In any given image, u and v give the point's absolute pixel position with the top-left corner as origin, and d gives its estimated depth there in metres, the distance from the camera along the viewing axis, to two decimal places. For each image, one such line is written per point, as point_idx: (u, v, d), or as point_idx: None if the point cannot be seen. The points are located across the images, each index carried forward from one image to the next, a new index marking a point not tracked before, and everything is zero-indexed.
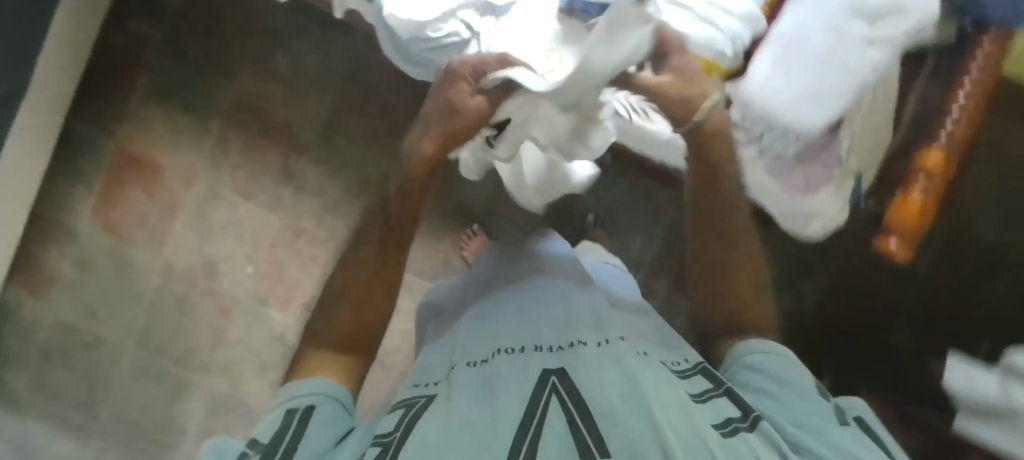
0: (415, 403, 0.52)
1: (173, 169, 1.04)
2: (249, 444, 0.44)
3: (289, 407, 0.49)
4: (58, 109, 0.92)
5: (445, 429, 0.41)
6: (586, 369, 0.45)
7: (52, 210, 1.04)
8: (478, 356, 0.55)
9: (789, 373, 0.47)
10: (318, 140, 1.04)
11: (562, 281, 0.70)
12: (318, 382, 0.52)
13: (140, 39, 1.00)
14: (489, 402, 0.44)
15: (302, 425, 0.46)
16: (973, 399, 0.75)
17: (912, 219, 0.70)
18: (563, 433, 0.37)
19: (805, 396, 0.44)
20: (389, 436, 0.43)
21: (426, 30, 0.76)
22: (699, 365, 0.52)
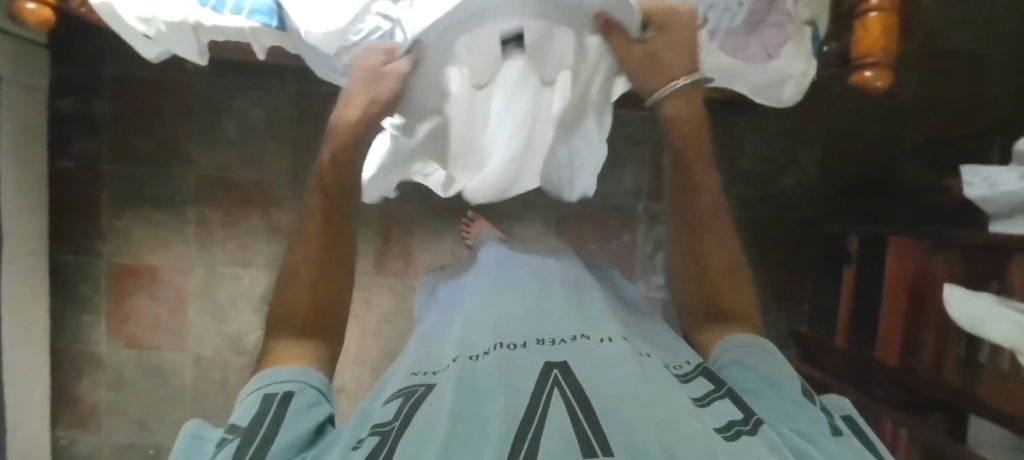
0: (417, 390, 0.41)
1: (167, 266, 0.97)
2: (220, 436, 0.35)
3: (266, 390, 0.38)
4: (32, 237, 0.89)
5: (431, 426, 0.33)
6: (590, 371, 0.39)
7: (66, 344, 0.98)
8: (477, 345, 0.45)
9: (779, 375, 0.44)
10: (291, 186, 0.96)
11: (560, 274, 0.61)
12: (301, 367, 0.41)
13: (88, 157, 0.95)
14: (479, 395, 0.36)
15: (276, 417, 0.36)
16: (1000, 199, 0.64)
17: (879, 44, 0.59)
18: (569, 435, 0.30)
19: (789, 398, 0.40)
20: (389, 425, 0.36)
21: (345, 33, 0.62)
22: (699, 368, 0.46)
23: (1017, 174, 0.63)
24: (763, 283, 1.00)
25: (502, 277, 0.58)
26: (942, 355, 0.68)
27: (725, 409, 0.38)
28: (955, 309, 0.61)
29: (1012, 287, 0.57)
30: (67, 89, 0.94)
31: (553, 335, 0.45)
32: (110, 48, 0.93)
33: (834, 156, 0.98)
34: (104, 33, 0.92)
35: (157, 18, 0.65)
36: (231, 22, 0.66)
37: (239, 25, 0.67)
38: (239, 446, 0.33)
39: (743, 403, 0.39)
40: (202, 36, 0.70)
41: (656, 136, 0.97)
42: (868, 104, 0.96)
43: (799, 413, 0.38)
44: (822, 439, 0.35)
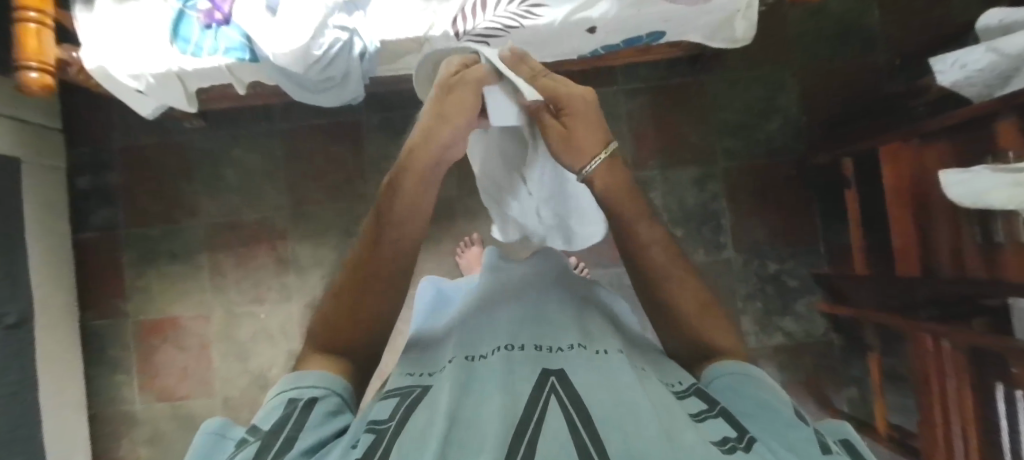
0: (414, 391, 0.38)
1: (188, 315, 1.01)
2: (240, 437, 0.32)
3: (291, 395, 0.36)
4: (62, 304, 0.95)
5: (424, 433, 0.29)
6: (591, 376, 0.35)
7: (101, 407, 1.01)
8: (479, 347, 0.42)
9: (768, 395, 0.36)
10: (291, 219, 1.01)
11: (554, 292, 0.51)
12: (328, 374, 0.38)
13: (108, 224, 1.03)
14: (476, 399, 0.33)
15: (299, 421, 0.33)
16: (971, 80, 0.62)
17: None
18: (566, 440, 0.27)
19: (781, 418, 0.33)
20: (386, 424, 0.33)
21: (308, 49, 0.66)
22: (695, 384, 0.40)
23: (983, 48, 0.60)
24: (770, 230, 0.97)
25: (501, 282, 0.54)
26: (962, 250, 0.64)
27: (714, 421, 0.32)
28: (952, 190, 0.57)
29: (1003, 152, 0.56)
30: (84, 166, 1.02)
31: (550, 343, 0.41)
32: (120, 123, 1.03)
33: (811, 91, 0.97)
34: (113, 110, 1.02)
35: (144, 72, 0.71)
36: (209, 62, 0.71)
37: (217, 64, 0.72)
38: (257, 450, 0.30)
39: (730, 418, 0.33)
40: (188, 83, 0.76)
41: (629, 107, 0.99)
42: (837, 36, 0.96)
43: (792, 431, 0.32)
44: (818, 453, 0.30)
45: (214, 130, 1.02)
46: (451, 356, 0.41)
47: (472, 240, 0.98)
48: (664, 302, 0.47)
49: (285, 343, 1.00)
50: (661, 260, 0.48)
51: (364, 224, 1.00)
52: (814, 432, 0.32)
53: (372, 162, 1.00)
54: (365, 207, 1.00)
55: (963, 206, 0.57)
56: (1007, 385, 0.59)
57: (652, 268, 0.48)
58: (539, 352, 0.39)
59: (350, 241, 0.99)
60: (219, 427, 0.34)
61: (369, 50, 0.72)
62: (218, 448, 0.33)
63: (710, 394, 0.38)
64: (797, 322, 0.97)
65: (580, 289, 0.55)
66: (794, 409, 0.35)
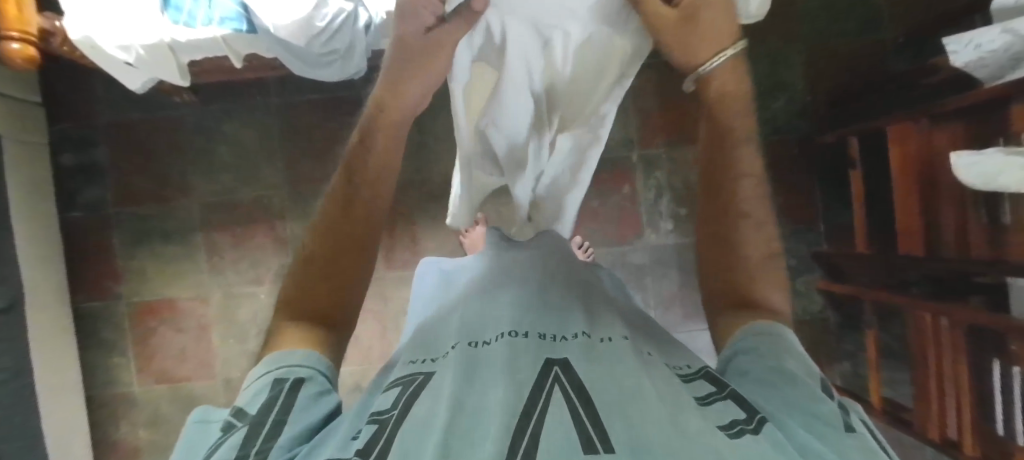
0: (416, 379, 0.34)
1: (185, 296, 0.99)
2: (224, 422, 0.31)
3: (277, 375, 0.34)
4: (52, 286, 0.92)
5: (423, 431, 0.27)
6: (598, 364, 0.32)
7: (99, 390, 0.99)
8: (483, 330, 0.38)
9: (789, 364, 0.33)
10: (291, 198, 0.98)
11: (557, 269, 0.46)
12: (313, 353, 0.36)
13: (95, 204, 0.99)
14: (479, 389, 0.30)
15: (288, 404, 0.32)
16: (980, 61, 0.61)
17: None
18: (570, 431, 0.25)
19: (802, 393, 0.31)
20: (388, 413, 0.31)
21: (311, 19, 0.63)
22: (705, 367, 0.38)
23: (997, 29, 0.58)
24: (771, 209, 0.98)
25: (502, 256, 0.50)
26: (966, 228, 0.66)
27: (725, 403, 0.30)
28: (964, 173, 0.58)
29: (1016, 136, 0.57)
30: (66, 143, 0.98)
31: (555, 327, 0.37)
32: (104, 97, 0.98)
33: (816, 70, 0.97)
34: (95, 83, 0.97)
35: (133, 43, 0.67)
36: (204, 33, 0.68)
37: (212, 36, 0.68)
38: (243, 440, 0.29)
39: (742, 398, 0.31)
40: (181, 55, 0.72)
41: (636, 84, 0.98)
42: (843, 13, 0.95)
43: (810, 408, 0.29)
44: (840, 435, 0.27)
45: (205, 104, 0.98)
46: (455, 341, 0.37)
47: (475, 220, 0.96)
48: (732, 243, 0.42)
49: None
50: (749, 191, 0.42)
51: None
52: (837, 409, 0.29)
53: None
54: None
55: (974, 187, 0.59)
56: (1006, 360, 0.61)
57: (733, 201, 0.42)
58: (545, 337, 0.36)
59: None
60: (206, 416, 0.33)
61: (374, 21, 0.69)
62: (203, 435, 0.32)
63: (719, 376, 0.35)
64: (795, 299, 0.99)
65: (580, 267, 0.50)
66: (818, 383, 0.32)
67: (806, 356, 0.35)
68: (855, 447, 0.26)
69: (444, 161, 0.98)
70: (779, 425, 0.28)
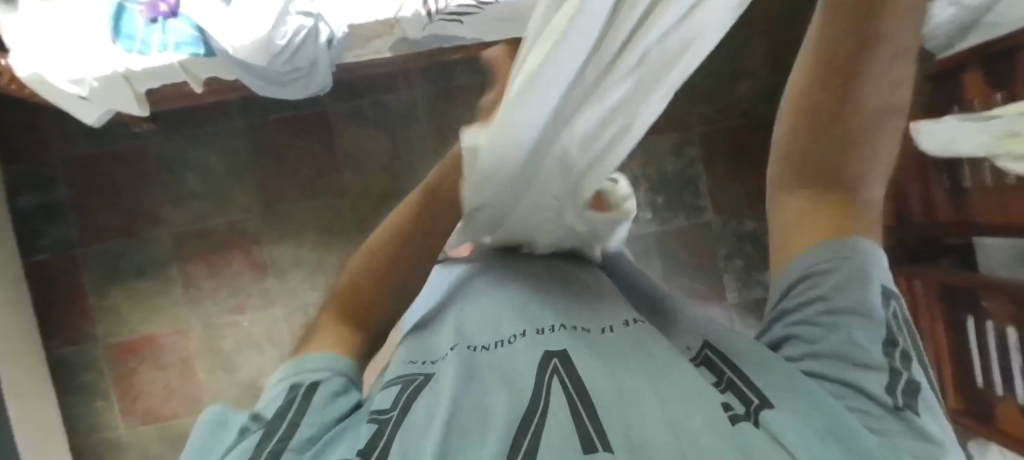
0: (416, 379, 0.33)
1: (166, 331, 0.96)
2: (237, 424, 0.29)
3: (292, 381, 0.31)
4: (22, 334, 0.88)
5: (423, 430, 0.27)
6: (596, 359, 0.32)
7: (82, 438, 0.95)
8: (480, 332, 0.37)
9: (843, 319, 0.29)
10: (266, 220, 0.96)
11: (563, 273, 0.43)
12: (335, 358, 0.33)
13: (61, 245, 0.95)
14: (479, 390, 0.30)
15: (301, 409, 0.29)
16: (931, 33, 0.60)
17: None
18: (572, 433, 0.25)
19: (851, 359, 0.29)
20: (388, 412, 0.29)
21: (271, 38, 0.62)
22: (704, 351, 0.37)
23: None
24: (746, 190, 1.00)
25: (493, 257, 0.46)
26: (931, 193, 0.68)
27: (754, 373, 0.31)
28: (928, 142, 0.61)
29: (969, 102, 0.60)
30: (25, 185, 0.94)
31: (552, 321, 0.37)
32: (58, 134, 0.94)
33: (776, 50, 0.99)
34: (47, 120, 0.94)
35: (86, 76, 0.64)
36: (160, 60, 0.65)
37: (170, 63, 0.66)
38: (254, 446, 0.27)
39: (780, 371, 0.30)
40: (138, 85, 0.69)
41: None
42: None
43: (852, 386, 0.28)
44: (885, 415, 0.26)
45: (166, 132, 0.95)
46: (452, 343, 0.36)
47: None
48: None
49: (275, 348, 0.96)
50: None
51: (345, 217, 0.97)
52: (888, 378, 0.27)
53: (344, 154, 0.97)
54: (344, 202, 0.97)
55: (937, 155, 0.61)
56: (979, 317, 0.63)
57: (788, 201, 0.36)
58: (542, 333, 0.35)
59: (332, 237, 0.96)
60: (219, 414, 0.30)
61: (336, 36, 0.67)
62: (217, 433, 0.29)
63: (719, 360, 0.35)
64: None
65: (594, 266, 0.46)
66: (876, 336, 0.28)
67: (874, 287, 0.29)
68: (897, 431, 0.25)
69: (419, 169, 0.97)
70: (794, 405, 0.27)
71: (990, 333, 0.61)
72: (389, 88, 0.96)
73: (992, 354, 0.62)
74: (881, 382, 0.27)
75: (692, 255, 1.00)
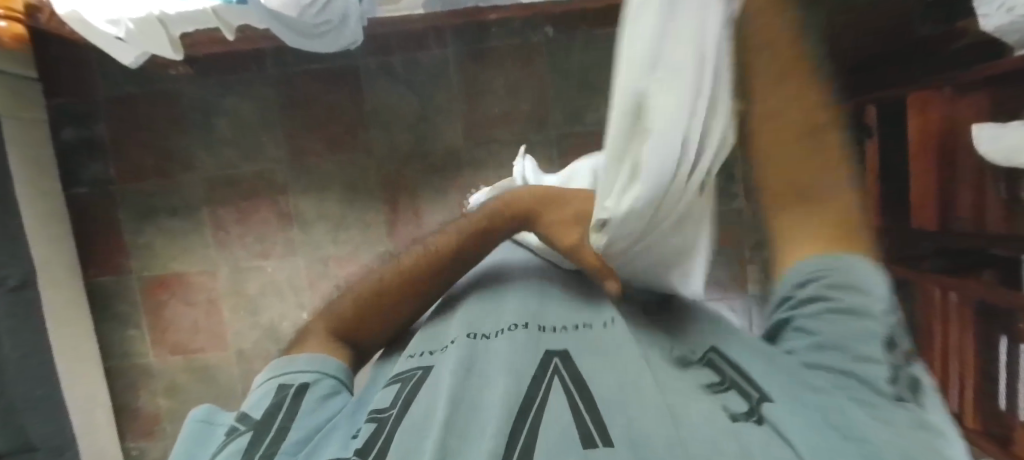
0: (415, 374, 0.34)
1: (194, 271, 1.00)
2: (229, 425, 0.32)
3: (281, 382, 0.35)
4: (63, 262, 0.93)
5: (422, 426, 0.27)
6: (597, 358, 0.32)
7: (117, 363, 1.03)
8: (483, 323, 0.38)
9: (842, 314, 0.30)
10: (292, 172, 0.98)
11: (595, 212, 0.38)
12: (316, 355, 0.37)
13: (100, 180, 0.99)
14: (480, 380, 0.31)
15: (291, 410, 0.33)
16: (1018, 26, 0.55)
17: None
18: (568, 422, 0.25)
19: (853, 356, 0.29)
20: (388, 411, 0.30)
21: None
22: (708, 355, 0.37)
23: None
24: None
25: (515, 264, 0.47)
26: (982, 201, 0.64)
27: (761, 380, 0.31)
28: (986, 148, 0.56)
29: None
30: (67, 119, 0.97)
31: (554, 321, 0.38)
32: (97, 71, 0.96)
33: None
34: (87, 56, 0.95)
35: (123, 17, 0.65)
36: (193, 5, 0.65)
37: (202, 7, 0.66)
38: (248, 441, 0.30)
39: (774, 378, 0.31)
40: (172, 29, 0.69)
41: None
42: None
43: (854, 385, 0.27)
44: (889, 407, 0.26)
45: (198, 76, 0.96)
46: (454, 335, 0.37)
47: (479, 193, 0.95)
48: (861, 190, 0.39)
49: (295, 297, 1.00)
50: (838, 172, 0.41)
51: (368, 175, 0.97)
52: (888, 371, 0.27)
53: (372, 109, 0.96)
54: (369, 159, 0.97)
55: (995, 162, 0.57)
56: (1012, 339, 0.60)
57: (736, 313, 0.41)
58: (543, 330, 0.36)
59: (355, 194, 0.97)
60: (215, 420, 0.33)
61: None
62: (204, 436, 0.32)
63: (723, 362, 0.35)
64: None
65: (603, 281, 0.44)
66: (872, 325, 0.29)
67: (868, 279, 0.30)
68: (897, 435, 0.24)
69: (446, 132, 0.96)
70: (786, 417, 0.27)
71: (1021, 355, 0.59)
72: (420, 45, 0.94)
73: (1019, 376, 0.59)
74: (880, 376, 0.27)
75: None
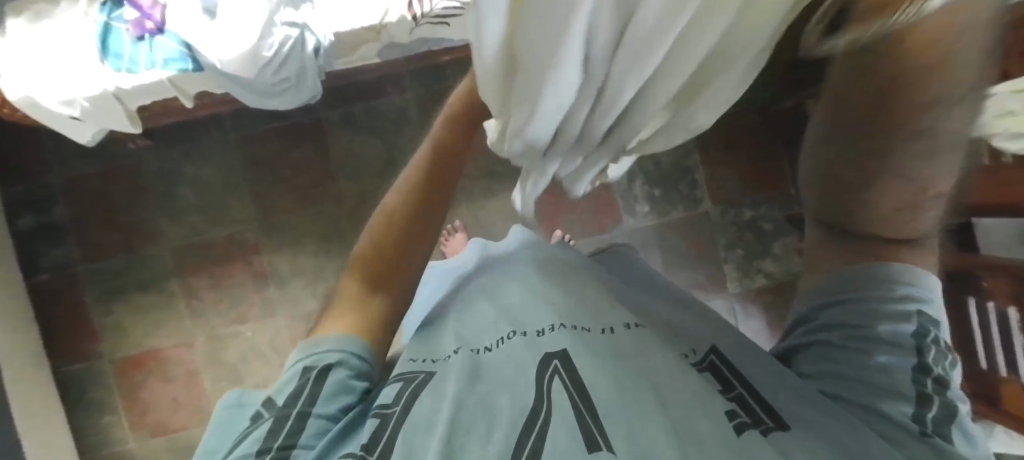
0: (418, 375, 0.34)
1: (171, 344, 0.97)
2: (258, 407, 0.35)
3: (306, 363, 0.36)
4: (28, 353, 0.89)
5: (428, 429, 0.29)
6: (599, 359, 0.31)
7: (93, 455, 0.96)
8: (482, 333, 0.37)
9: (877, 344, 0.34)
10: (264, 231, 0.97)
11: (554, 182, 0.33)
12: (343, 337, 0.37)
13: (64, 264, 0.96)
14: (484, 388, 0.31)
15: (314, 395, 0.35)
16: None
17: None
18: (572, 432, 0.26)
19: (882, 389, 0.33)
20: (392, 407, 0.31)
21: (257, 50, 0.62)
22: (710, 356, 0.37)
23: None
24: (743, 179, 1.00)
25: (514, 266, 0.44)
26: None
27: (769, 395, 0.32)
28: None
29: None
30: (24, 206, 0.95)
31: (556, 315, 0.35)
32: (53, 154, 0.95)
33: None
34: (42, 140, 0.94)
35: (77, 96, 0.65)
36: (148, 77, 0.66)
37: (159, 79, 0.66)
38: (273, 428, 0.33)
39: (786, 388, 0.33)
40: (129, 103, 0.70)
41: None
42: None
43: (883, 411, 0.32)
44: (912, 441, 0.30)
45: (161, 147, 0.95)
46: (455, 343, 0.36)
47: (454, 228, 0.95)
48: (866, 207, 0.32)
49: (278, 357, 0.97)
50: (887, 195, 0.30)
51: (341, 224, 0.97)
52: (916, 409, 0.31)
53: (339, 159, 0.97)
54: (340, 208, 0.97)
55: None
56: (979, 298, 0.63)
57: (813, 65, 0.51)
58: (542, 331, 0.34)
59: (330, 244, 0.97)
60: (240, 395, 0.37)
61: (323, 44, 0.67)
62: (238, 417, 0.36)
63: (724, 369, 0.35)
64: (776, 263, 1.00)
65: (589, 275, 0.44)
66: (909, 363, 0.33)
67: (908, 312, 0.34)
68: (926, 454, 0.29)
69: None
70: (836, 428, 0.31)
71: (991, 313, 0.62)
72: (378, 93, 0.96)
73: (993, 334, 0.62)
74: (907, 411, 0.31)
75: (691, 246, 1.00)
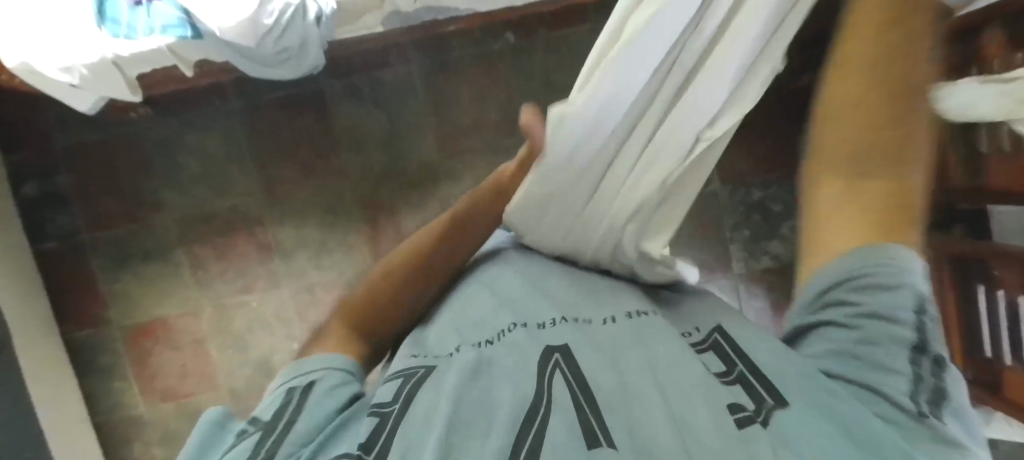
0: (418, 371, 0.33)
1: (177, 313, 0.98)
2: (239, 429, 0.33)
3: (292, 383, 0.36)
4: (38, 320, 0.90)
5: (426, 422, 0.27)
6: (598, 352, 0.32)
7: (106, 418, 0.99)
8: (483, 323, 0.37)
9: (878, 322, 0.32)
10: (267, 203, 0.96)
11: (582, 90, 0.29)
12: (330, 357, 0.38)
13: (69, 232, 0.96)
14: (485, 380, 0.30)
15: (300, 405, 0.33)
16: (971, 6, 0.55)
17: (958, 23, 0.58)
18: (573, 422, 0.26)
19: (879, 365, 0.30)
20: (389, 406, 0.30)
21: (256, 18, 0.60)
22: (713, 335, 0.38)
23: None
24: (753, 159, 0.98)
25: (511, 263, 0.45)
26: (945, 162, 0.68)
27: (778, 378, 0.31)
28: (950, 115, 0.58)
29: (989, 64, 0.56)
30: (27, 174, 0.94)
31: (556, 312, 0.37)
32: (54, 122, 0.94)
33: None
34: (42, 108, 0.93)
35: (74, 64, 0.63)
36: (146, 44, 0.64)
37: (158, 46, 0.64)
38: (257, 441, 0.30)
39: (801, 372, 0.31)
40: (128, 70, 0.68)
41: None
42: None
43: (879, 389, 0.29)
44: (909, 419, 0.27)
45: (161, 116, 0.94)
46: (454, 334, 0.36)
47: None
48: None
49: (284, 327, 0.98)
50: None
51: (345, 197, 0.96)
52: (914, 386, 0.29)
53: (342, 131, 0.95)
54: (344, 182, 0.96)
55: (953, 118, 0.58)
56: (989, 286, 0.62)
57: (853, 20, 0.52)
58: (543, 325, 0.35)
59: (334, 217, 0.96)
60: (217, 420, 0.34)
61: (325, 12, 0.65)
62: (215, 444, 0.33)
63: (729, 346, 0.36)
64: (783, 245, 0.99)
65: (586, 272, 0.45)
66: (909, 340, 0.30)
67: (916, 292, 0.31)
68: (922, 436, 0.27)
69: (418, 147, 0.96)
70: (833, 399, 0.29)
71: (1000, 300, 0.61)
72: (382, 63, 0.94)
73: (1000, 321, 0.62)
74: (903, 388, 0.29)
75: (697, 226, 0.99)
